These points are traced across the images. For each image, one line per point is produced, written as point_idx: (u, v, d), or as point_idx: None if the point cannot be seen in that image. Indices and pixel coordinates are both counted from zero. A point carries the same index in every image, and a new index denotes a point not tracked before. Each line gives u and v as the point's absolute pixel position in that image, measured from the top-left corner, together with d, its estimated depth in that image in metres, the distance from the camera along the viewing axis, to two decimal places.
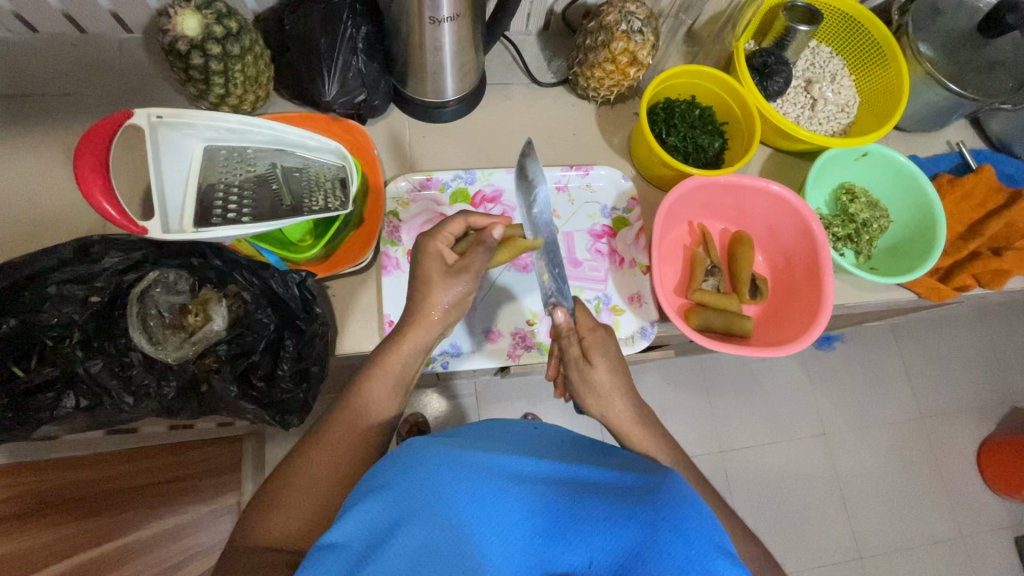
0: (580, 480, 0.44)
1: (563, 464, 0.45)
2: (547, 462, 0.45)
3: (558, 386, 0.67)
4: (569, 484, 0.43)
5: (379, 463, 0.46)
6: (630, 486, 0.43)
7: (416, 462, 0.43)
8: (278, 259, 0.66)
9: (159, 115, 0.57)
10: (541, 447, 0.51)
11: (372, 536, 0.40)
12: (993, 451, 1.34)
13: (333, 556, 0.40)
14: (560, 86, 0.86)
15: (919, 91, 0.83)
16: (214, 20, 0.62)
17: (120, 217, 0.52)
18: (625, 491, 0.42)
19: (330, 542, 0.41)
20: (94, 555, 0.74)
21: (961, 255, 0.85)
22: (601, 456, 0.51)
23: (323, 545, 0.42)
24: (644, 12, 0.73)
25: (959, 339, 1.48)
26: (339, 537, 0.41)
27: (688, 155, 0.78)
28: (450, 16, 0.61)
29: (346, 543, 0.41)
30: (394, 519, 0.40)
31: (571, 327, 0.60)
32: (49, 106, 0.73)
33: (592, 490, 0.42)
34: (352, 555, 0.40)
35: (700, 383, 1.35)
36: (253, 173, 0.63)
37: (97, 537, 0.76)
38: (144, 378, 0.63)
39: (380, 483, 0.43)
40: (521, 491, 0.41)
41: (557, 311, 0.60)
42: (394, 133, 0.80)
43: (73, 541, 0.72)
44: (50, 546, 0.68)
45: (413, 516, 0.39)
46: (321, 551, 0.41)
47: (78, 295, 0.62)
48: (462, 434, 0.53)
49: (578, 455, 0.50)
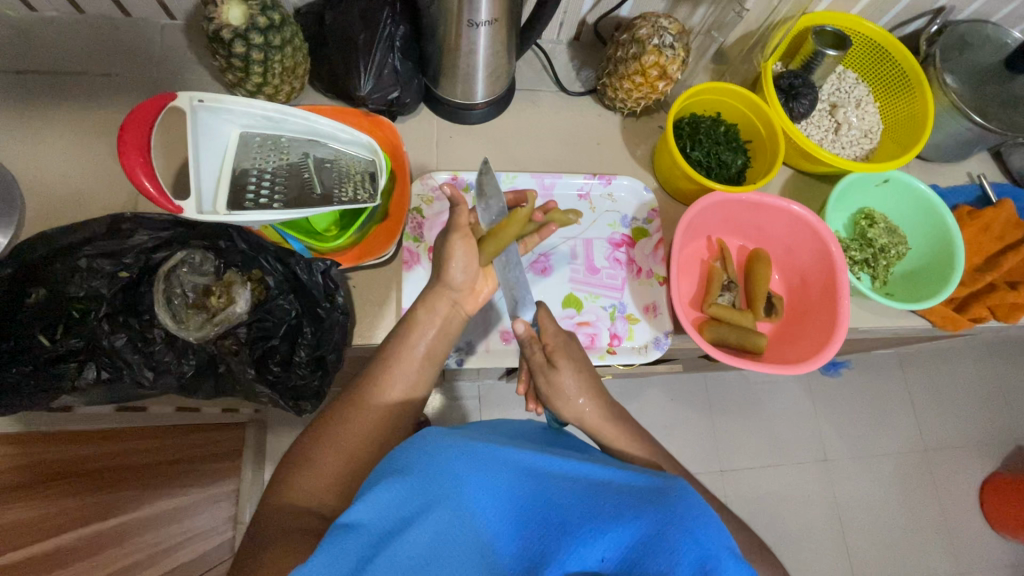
0: (595, 479, 0.44)
1: (578, 462, 0.46)
2: (563, 460, 0.46)
3: (530, 399, 0.64)
4: (585, 482, 0.44)
5: (396, 449, 0.46)
6: (643, 486, 0.44)
7: (437, 449, 0.44)
8: (303, 247, 0.69)
9: (201, 98, 0.59)
10: (554, 445, 0.51)
11: (391, 520, 0.40)
12: (997, 490, 1.32)
13: (351, 537, 0.40)
14: (587, 95, 0.87)
15: (942, 122, 0.83)
16: (258, 10, 0.63)
17: (157, 193, 0.53)
18: (637, 492, 0.43)
19: (348, 523, 0.41)
20: (92, 531, 0.74)
21: (978, 286, 0.85)
22: (612, 458, 0.52)
23: (341, 525, 0.41)
24: (676, 28, 0.75)
25: (966, 373, 1.47)
26: (357, 518, 0.41)
27: (711, 170, 0.79)
28: (487, 20, 0.62)
29: (365, 525, 0.40)
30: (415, 504, 0.40)
31: (532, 337, 0.57)
32: (90, 85, 0.75)
33: (606, 489, 0.43)
34: (370, 539, 0.39)
35: (703, 401, 1.35)
36: (285, 161, 0.65)
37: (94, 513, 0.75)
38: (164, 356, 0.64)
39: (399, 468, 0.43)
40: (539, 487, 0.42)
41: (517, 322, 0.56)
42: (422, 131, 0.82)
43: (71, 515, 0.71)
44: (55, 517, 0.69)
45: (433, 503, 0.40)
46: (339, 530, 0.41)
47: (107, 270, 0.63)
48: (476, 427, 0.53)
49: (589, 455, 0.51)
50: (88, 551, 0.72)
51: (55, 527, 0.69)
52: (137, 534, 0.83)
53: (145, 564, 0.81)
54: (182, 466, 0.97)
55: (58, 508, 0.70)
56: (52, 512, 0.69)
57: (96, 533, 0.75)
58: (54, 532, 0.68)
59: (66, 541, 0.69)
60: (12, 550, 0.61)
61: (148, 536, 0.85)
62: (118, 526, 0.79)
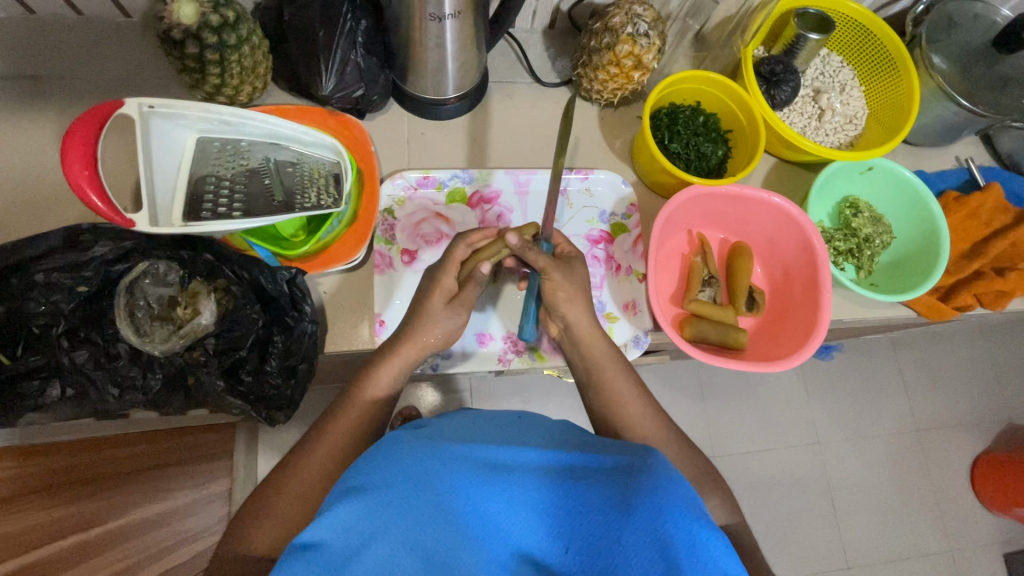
0: (564, 465, 0.43)
1: (541, 449, 0.45)
2: (525, 448, 0.44)
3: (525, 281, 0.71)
4: (548, 471, 0.42)
5: (359, 460, 0.45)
6: (612, 468, 0.42)
7: (395, 456, 0.43)
8: (270, 254, 0.66)
9: (150, 104, 0.56)
10: (529, 434, 0.50)
11: (353, 537, 0.38)
12: (987, 467, 1.33)
13: (313, 555, 0.39)
14: (564, 86, 0.84)
15: (929, 105, 0.81)
16: (211, 8, 0.60)
17: (107, 209, 0.51)
18: (603, 474, 0.42)
19: (311, 542, 0.39)
20: (88, 537, 0.73)
21: (964, 274, 0.83)
22: (584, 439, 0.50)
23: (299, 544, 0.40)
24: (650, 15, 0.72)
25: (958, 353, 1.47)
26: (318, 535, 0.39)
27: (691, 163, 0.77)
28: (451, 13, 0.60)
29: (327, 542, 0.39)
30: (373, 521, 0.39)
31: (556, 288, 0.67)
32: (43, 89, 0.72)
33: (571, 476, 0.42)
34: (332, 556, 0.38)
35: (695, 388, 1.34)
36: (246, 166, 0.63)
37: (85, 521, 0.74)
38: (129, 370, 0.62)
39: (360, 483, 0.42)
40: (506, 481, 0.41)
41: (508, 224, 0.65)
42: (393, 128, 0.79)
43: (64, 523, 0.71)
44: (45, 527, 0.68)
45: (395, 515, 0.39)
46: (302, 550, 0.39)
47: (66, 284, 0.61)
48: (447, 423, 0.52)
49: (559, 440, 0.49)
50: (85, 555, 0.72)
51: (49, 534, 0.68)
52: (130, 539, 0.82)
53: (141, 566, 0.81)
54: (176, 467, 0.96)
55: (46, 516, 0.69)
56: (37, 525, 0.67)
57: (92, 539, 0.74)
58: (47, 541, 0.67)
59: (64, 547, 0.69)
60: (22, 553, 0.62)
61: (142, 539, 0.85)
62: (112, 531, 0.79)
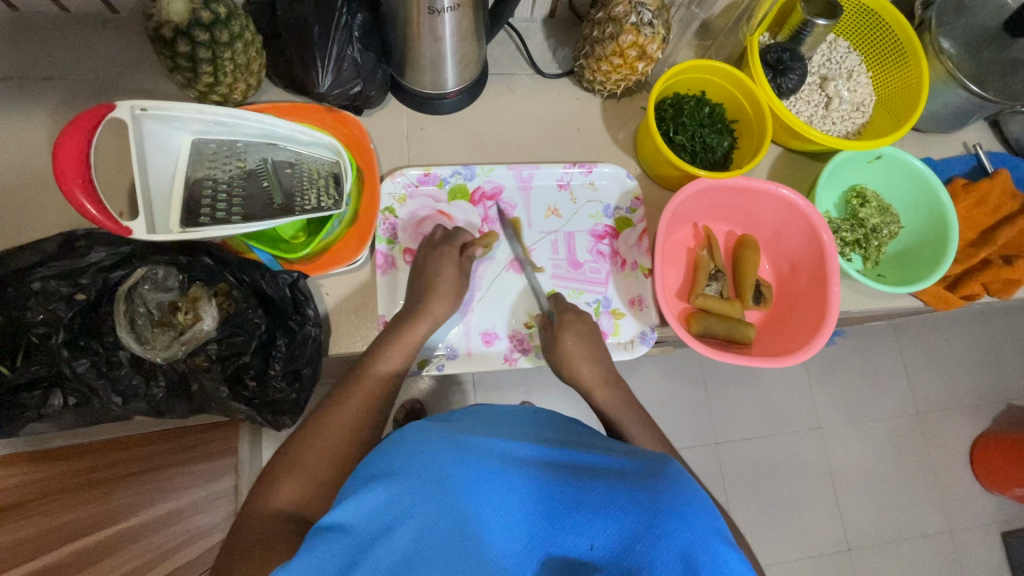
0: (581, 464, 0.43)
1: (557, 448, 0.45)
2: (542, 445, 0.44)
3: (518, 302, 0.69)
4: (566, 468, 0.42)
5: (379, 450, 0.45)
6: (630, 471, 0.42)
7: (412, 447, 0.43)
8: (271, 258, 0.65)
9: (143, 107, 0.54)
10: (543, 431, 0.50)
11: (375, 522, 0.38)
12: (986, 448, 1.34)
13: (337, 538, 0.38)
14: (564, 77, 0.82)
15: (937, 91, 0.80)
16: (201, 4, 0.58)
17: (103, 217, 0.49)
18: (621, 475, 0.41)
19: (334, 524, 0.39)
20: (98, 538, 0.73)
21: (972, 262, 0.83)
22: (598, 440, 0.50)
23: (324, 526, 0.39)
24: (654, 3, 0.70)
25: (959, 336, 1.46)
26: (342, 518, 0.39)
27: (696, 155, 0.75)
28: (450, 6, 0.58)
29: (350, 526, 0.39)
30: (394, 509, 0.39)
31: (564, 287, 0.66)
32: (30, 90, 0.70)
33: (588, 474, 0.41)
34: (354, 540, 0.38)
35: (698, 376, 1.34)
36: (242, 168, 0.61)
37: (95, 523, 0.74)
38: (132, 379, 0.62)
39: (381, 471, 0.42)
40: (523, 475, 0.40)
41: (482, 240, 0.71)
42: (391, 124, 0.77)
43: (75, 525, 0.71)
44: (54, 531, 0.67)
45: (412, 505, 0.38)
46: (325, 532, 0.39)
47: (63, 292, 0.60)
48: (461, 417, 0.52)
49: (574, 438, 0.49)
50: (90, 561, 0.71)
51: (58, 538, 0.67)
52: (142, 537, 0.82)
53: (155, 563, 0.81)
54: (186, 465, 0.95)
55: (58, 518, 0.69)
56: (42, 531, 0.66)
57: (97, 543, 0.73)
58: (55, 546, 0.66)
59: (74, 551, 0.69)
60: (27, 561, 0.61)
61: (154, 538, 0.85)
62: (123, 532, 0.79)
